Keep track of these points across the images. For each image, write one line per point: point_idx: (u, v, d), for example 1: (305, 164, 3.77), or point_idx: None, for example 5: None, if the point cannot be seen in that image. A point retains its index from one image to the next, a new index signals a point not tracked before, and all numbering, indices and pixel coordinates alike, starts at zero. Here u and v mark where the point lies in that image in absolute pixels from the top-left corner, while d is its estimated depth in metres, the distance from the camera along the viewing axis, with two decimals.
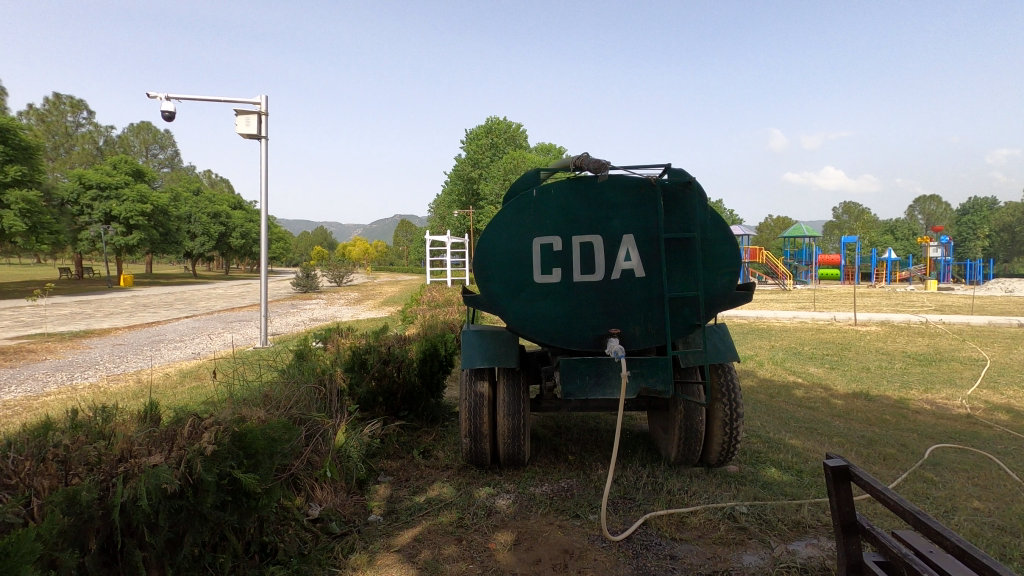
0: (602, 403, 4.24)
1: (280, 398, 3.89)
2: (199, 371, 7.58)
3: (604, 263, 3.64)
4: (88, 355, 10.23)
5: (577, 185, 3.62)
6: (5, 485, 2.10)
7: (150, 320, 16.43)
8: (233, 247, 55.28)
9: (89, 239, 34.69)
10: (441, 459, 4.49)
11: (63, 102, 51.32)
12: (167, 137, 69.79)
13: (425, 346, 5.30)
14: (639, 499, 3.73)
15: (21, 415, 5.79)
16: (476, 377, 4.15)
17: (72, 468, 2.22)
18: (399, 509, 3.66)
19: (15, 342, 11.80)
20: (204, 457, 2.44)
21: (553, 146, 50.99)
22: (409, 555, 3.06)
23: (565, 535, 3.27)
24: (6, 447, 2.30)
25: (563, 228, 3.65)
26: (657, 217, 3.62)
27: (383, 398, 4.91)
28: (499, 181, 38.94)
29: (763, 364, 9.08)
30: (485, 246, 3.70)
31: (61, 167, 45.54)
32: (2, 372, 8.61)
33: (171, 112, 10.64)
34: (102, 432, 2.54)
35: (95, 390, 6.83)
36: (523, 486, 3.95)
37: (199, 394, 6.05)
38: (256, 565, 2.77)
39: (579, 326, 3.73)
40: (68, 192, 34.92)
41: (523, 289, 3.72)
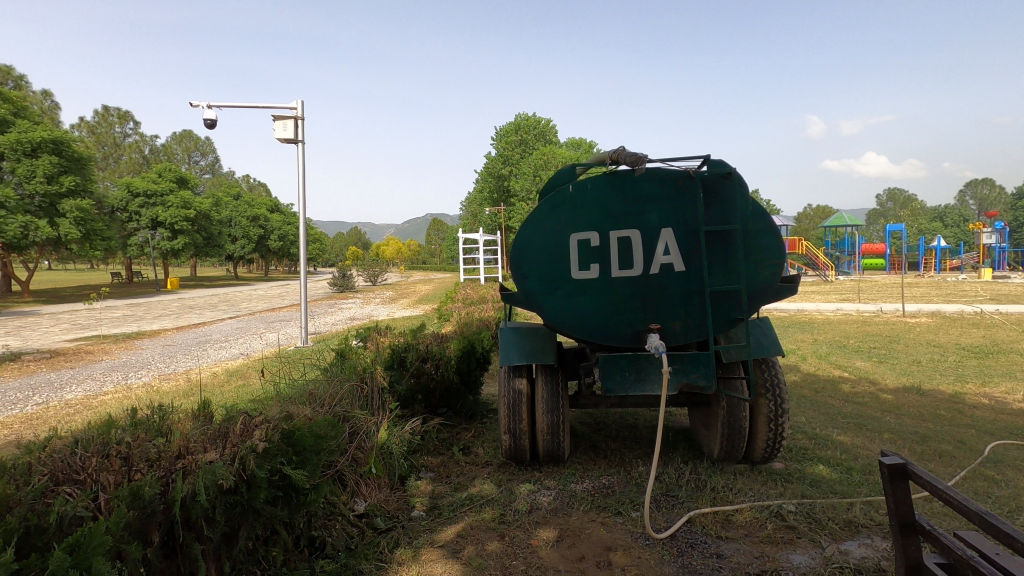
0: (641, 399, 4.19)
1: (324, 396, 3.97)
2: (245, 370, 7.85)
3: (642, 259, 3.59)
4: (141, 355, 10.72)
5: (614, 180, 3.57)
6: (74, 480, 2.20)
7: (196, 320, 17.08)
8: (272, 249, 56.88)
9: (138, 244, 36.24)
10: (481, 456, 4.53)
11: (111, 113, 53.30)
12: (207, 144, 72.15)
13: (462, 344, 5.35)
14: (681, 496, 3.68)
15: (83, 413, 6.10)
16: (515, 373, 4.16)
17: (134, 464, 2.31)
18: (442, 505, 3.71)
19: (73, 343, 12.40)
20: (256, 453, 2.52)
21: (583, 141, 50.67)
22: (454, 551, 3.10)
23: (608, 533, 3.25)
24: (72, 444, 2.41)
25: (600, 224, 3.62)
26: (696, 210, 3.55)
27: (422, 396, 4.96)
28: (530, 178, 38.89)
29: (806, 358, 8.83)
30: (521, 244, 3.71)
31: (112, 177, 47.70)
32: (63, 372, 9.08)
33: (213, 120, 11.02)
34: (161, 429, 2.64)
35: (149, 389, 7.17)
36: (563, 483, 3.94)
37: (246, 393, 6.25)
38: (306, 559, 2.85)
39: (617, 321, 3.69)
40: (118, 200, 36.62)
41: (560, 285, 3.70)
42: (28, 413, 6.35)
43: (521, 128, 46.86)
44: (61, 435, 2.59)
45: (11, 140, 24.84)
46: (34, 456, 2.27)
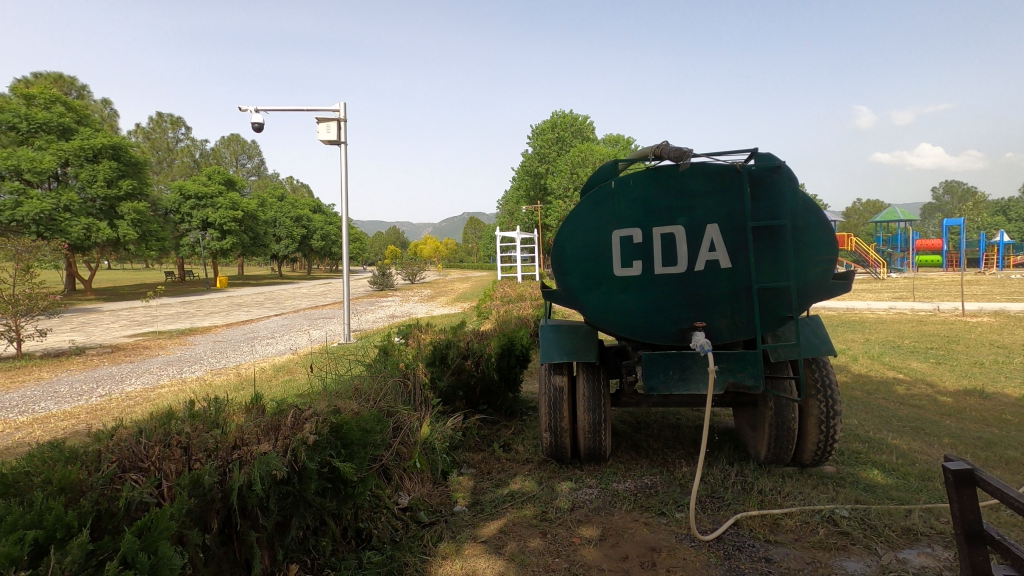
0: (684, 399, 4.12)
1: (369, 391, 4.04)
2: (291, 366, 8.09)
3: (686, 255, 3.52)
4: (193, 350, 11.18)
5: (656, 175, 3.52)
6: (140, 467, 2.30)
7: (244, 318, 17.72)
8: (314, 248, 58.45)
9: (190, 245, 37.80)
10: (521, 453, 4.54)
11: (164, 119, 55.53)
12: (254, 147, 74.64)
13: (502, 341, 5.38)
14: (727, 498, 3.60)
15: (142, 405, 6.41)
16: (555, 370, 4.14)
17: (194, 454, 2.41)
18: (483, 500, 3.75)
19: (132, 339, 13.05)
20: (307, 445, 2.59)
21: (621, 137, 50.19)
22: (496, 547, 3.12)
23: (651, 533, 3.21)
24: (137, 433, 2.53)
25: (643, 220, 3.56)
26: (743, 205, 3.46)
27: (463, 392, 5.02)
28: (567, 175, 38.69)
29: (857, 358, 8.48)
30: (562, 242, 3.69)
31: (166, 180, 50.00)
32: (124, 366, 9.57)
33: (260, 123, 11.41)
34: (217, 421, 2.75)
35: (202, 383, 7.48)
36: (605, 482, 3.91)
37: (293, 387, 6.44)
38: (352, 549, 2.92)
39: (660, 319, 3.63)
40: (171, 203, 38.33)
41: (602, 283, 3.67)
42: (93, 404, 6.71)
43: (558, 125, 46.62)
44: (126, 425, 2.73)
45: (75, 147, 26.26)
46: (103, 445, 2.40)
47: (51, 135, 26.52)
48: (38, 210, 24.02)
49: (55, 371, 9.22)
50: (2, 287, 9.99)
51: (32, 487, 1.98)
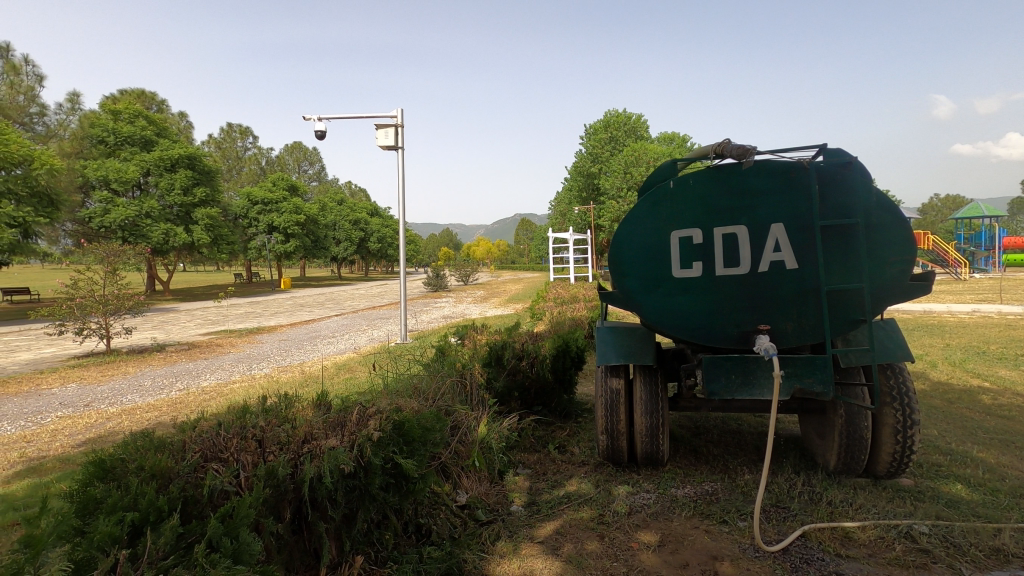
0: (746, 404, 3.99)
1: (427, 389, 4.11)
2: (352, 364, 8.41)
3: (749, 256, 3.41)
4: (262, 348, 11.79)
5: (717, 175, 3.43)
6: (219, 458, 2.44)
7: (307, 317, 18.51)
8: (371, 250, 60.47)
9: (257, 248, 39.88)
10: (577, 455, 4.53)
11: (234, 129, 58.48)
12: (315, 154, 77.78)
13: (557, 342, 5.38)
14: (793, 507, 3.47)
15: (218, 399, 6.84)
16: (612, 372, 4.10)
17: (267, 447, 2.53)
18: (540, 501, 3.76)
19: (207, 337, 13.92)
20: (371, 441, 2.68)
21: (676, 135, 49.18)
22: (553, 547, 3.13)
23: (713, 541, 3.13)
24: (217, 425, 2.69)
25: (703, 220, 3.48)
26: (810, 204, 3.32)
27: (518, 393, 5.07)
28: (621, 175, 38.18)
29: (936, 365, 7.93)
30: (619, 243, 3.65)
31: (236, 187, 53.00)
32: (199, 362, 10.21)
33: (323, 131, 11.90)
34: (288, 416, 2.88)
35: (270, 379, 7.89)
36: (663, 487, 3.84)
37: (354, 385, 6.69)
38: (413, 544, 3.00)
39: (721, 321, 3.54)
40: (240, 208, 40.54)
41: (660, 284, 3.62)
42: (173, 397, 7.20)
43: (611, 125, 46.20)
44: (206, 417, 2.90)
45: (155, 158, 28.20)
46: (187, 435, 2.57)
47: (135, 147, 28.61)
48: (123, 217, 26.01)
49: (140, 366, 9.95)
50: (94, 287, 10.88)
51: (127, 473, 2.15)
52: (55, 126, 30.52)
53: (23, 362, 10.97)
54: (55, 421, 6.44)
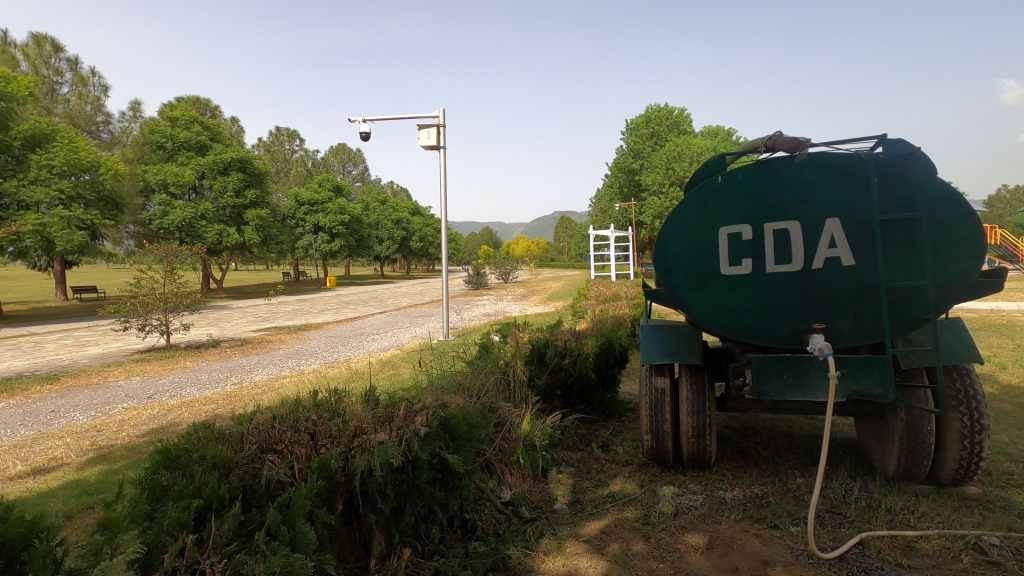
0: (798, 406, 3.86)
1: (472, 386, 4.15)
2: (396, 360, 8.59)
3: (802, 252, 3.30)
4: (309, 344, 12.17)
5: (768, 168, 3.33)
6: (275, 449, 2.52)
7: (352, 315, 18.97)
8: (413, 249, 61.46)
9: (304, 247, 41.11)
10: (621, 454, 4.48)
11: (282, 133, 60.26)
12: (359, 155, 79.45)
13: (600, 340, 5.32)
14: (849, 514, 3.33)
15: (270, 393, 7.12)
16: (656, 371, 4.03)
17: (319, 440, 2.61)
18: (584, 500, 3.74)
19: (258, 333, 14.48)
20: (419, 436, 2.74)
21: (720, 129, 47.93)
22: (598, 547, 3.11)
23: (764, 546, 3.04)
24: (271, 418, 2.79)
25: (753, 216, 3.38)
26: (868, 198, 3.17)
27: (561, 391, 5.07)
28: (663, 170, 37.48)
29: (1006, 367, 7.45)
30: (665, 239, 3.59)
31: (284, 189, 54.76)
32: (252, 358, 10.64)
33: (367, 133, 12.14)
34: (337, 410, 2.96)
35: (318, 375, 8.14)
36: (711, 489, 3.76)
37: (399, 381, 6.82)
38: (459, 539, 3.05)
39: (773, 320, 3.44)
40: (288, 209, 41.91)
41: (707, 281, 3.53)
42: (228, 391, 7.53)
43: (653, 120, 45.40)
44: (261, 409, 3.00)
45: (210, 162, 29.43)
46: (245, 427, 2.67)
47: (190, 151, 29.91)
48: (180, 219, 27.33)
49: (197, 361, 10.45)
50: (155, 286, 11.48)
51: (191, 462, 2.26)
52: (118, 133, 32.25)
53: (93, 356, 11.69)
54: (121, 412, 6.83)
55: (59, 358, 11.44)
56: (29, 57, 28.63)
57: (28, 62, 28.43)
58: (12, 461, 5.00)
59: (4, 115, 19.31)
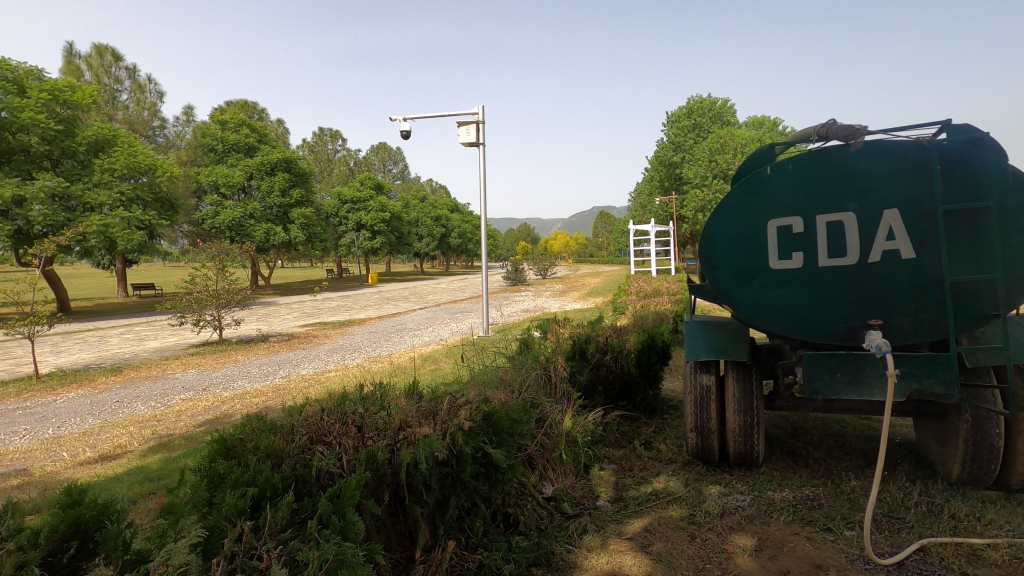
0: (852, 405, 3.70)
1: (513, 381, 4.17)
2: (437, 355, 8.70)
3: (857, 244, 3.16)
4: (353, 340, 12.46)
5: (820, 158, 3.21)
6: (324, 441, 2.59)
7: (393, 311, 19.31)
8: (452, 246, 62.05)
9: (346, 245, 42.06)
10: (664, 452, 4.40)
11: (325, 133, 61.76)
12: (399, 154, 80.68)
13: (643, 336, 5.24)
14: (908, 518, 3.19)
15: (316, 386, 7.34)
16: (702, 368, 3.95)
17: (366, 432, 2.66)
18: (627, 497, 3.71)
19: (304, 328, 14.92)
20: (463, 431, 2.77)
21: (766, 118, 46.47)
22: (642, 545, 3.08)
23: (816, 549, 2.94)
24: (320, 410, 2.87)
25: (804, 208, 3.26)
26: (930, 187, 3.01)
27: (603, 387, 5.03)
28: (706, 163, 36.61)
29: None
30: (710, 233, 3.51)
31: (327, 188, 56.12)
32: (299, 352, 10.99)
33: (407, 131, 12.30)
34: (383, 403, 3.02)
35: (362, 369, 8.33)
36: (758, 489, 3.66)
37: (440, 376, 6.91)
38: (502, 532, 3.07)
39: (826, 316, 3.30)
40: (332, 208, 42.97)
41: (755, 276, 3.43)
42: (278, 384, 7.81)
43: (695, 111, 44.42)
44: (310, 402, 3.09)
45: (257, 163, 30.46)
46: (295, 418, 2.75)
47: (239, 153, 31.01)
48: (230, 219, 28.49)
49: (248, 355, 10.86)
50: (208, 283, 11.99)
51: (245, 451, 2.35)
52: (173, 137, 33.72)
53: (152, 350, 12.31)
54: (178, 403, 7.17)
55: (122, 352, 12.10)
56: (93, 67, 30.20)
57: (91, 72, 30.00)
58: (82, 448, 5.32)
59: (69, 122, 20.51)
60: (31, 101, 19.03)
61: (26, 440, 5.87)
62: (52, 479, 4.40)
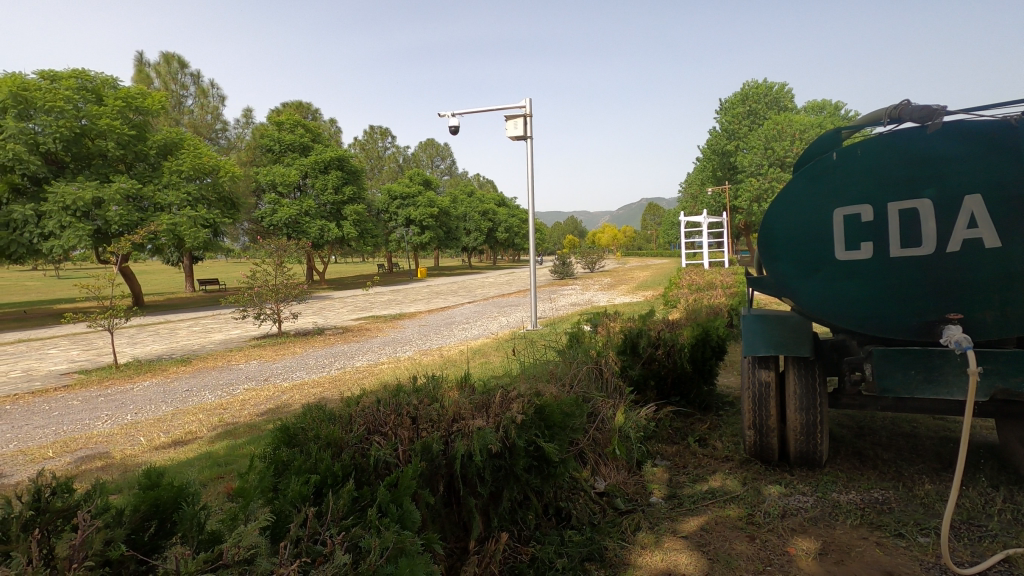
0: (927, 405, 3.48)
1: (564, 375, 4.14)
2: (486, 349, 8.77)
3: (934, 234, 2.96)
4: (404, 333, 12.73)
5: (892, 141, 3.02)
6: (381, 431, 2.64)
7: (443, 304, 19.62)
8: (499, 240, 62.35)
9: (397, 240, 42.94)
10: (720, 450, 4.28)
11: (375, 131, 63.16)
12: (446, 149, 81.60)
13: (696, 330, 5.07)
14: (990, 526, 2.98)
15: (370, 378, 7.56)
16: (760, 364, 3.80)
17: (420, 424, 2.71)
18: (682, 495, 3.63)
19: (357, 322, 15.38)
20: (516, 424, 2.78)
21: (827, 103, 44.26)
22: (699, 544, 3.00)
23: (886, 555, 2.79)
24: (376, 401, 2.94)
25: (873, 195, 3.08)
26: (1018, 169, 2.78)
27: (655, 382, 4.94)
28: (762, 151, 35.22)
29: None
30: (770, 223, 3.37)
31: (378, 185, 57.39)
32: (353, 345, 11.33)
33: (456, 126, 12.39)
34: (435, 396, 3.05)
35: (413, 361, 8.52)
36: (822, 490, 3.50)
37: (490, 368, 6.98)
38: (555, 526, 3.07)
39: (898, 309, 3.11)
40: (382, 204, 43.94)
41: (819, 268, 3.27)
42: (333, 375, 8.08)
43: (750, 97, 42.84)
44: (366, 393, 3.17)
45: (312, 162, 31.47)
46: (352, 409, 2.83)
47: (295, 152, 32.12)
48: (287, 216, 29.69)
49: (306, 347, 11.30)
50: (268, 278, 12.51)
51: (307, 440, 2.44)
52: (234, 139, 35.35)
53: (218, 341, 12.98)
54: (242, 392, 7.55)
55: (191, 343, 12.83)
56: (161, 75, 31.91)
57: (160, 79, 31.73)
58: (156, 433, 5.67)
59: (141, 127, 21.87)
60: (108, 108, 20.37)
61: (108, 424, 6.32)
62: (132, 462, 4.73)
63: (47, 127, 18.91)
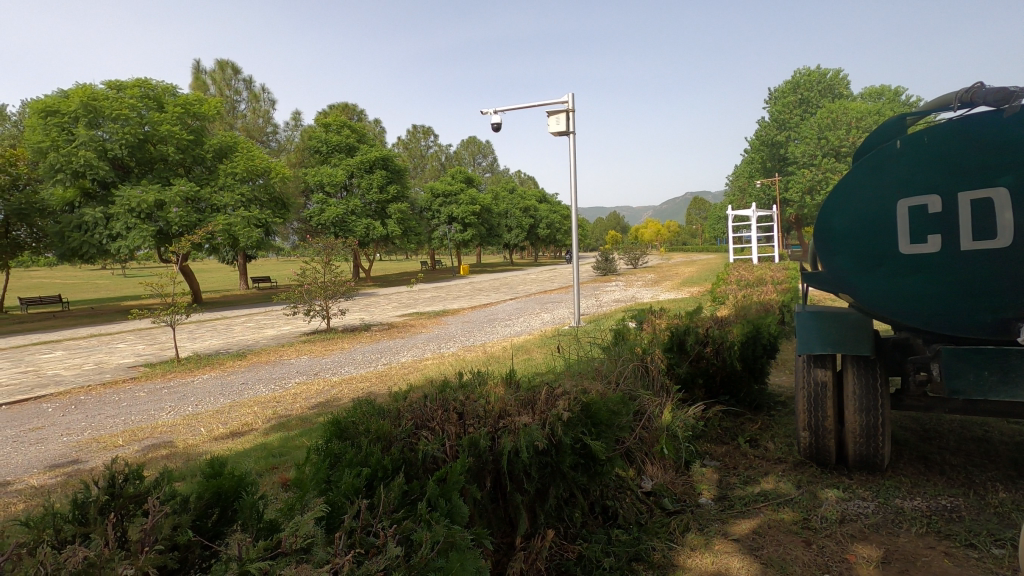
0: (998, 408, 3.27)
1: (609, 372, 4.09)
2: (529, 345, 8.79)
3: (1011, 225, 2.75)
4: (447, 329, 12.90)
5: (962, 126, 2.84)
6: (428, 426, 2.67)
7: (485, 301, 19.71)
8: (541, 236, 62.22)
9: (439, 238, 43.47)
10: (772, 451, 4.15)
11: (419, 131, 64.05)
12: (488, 146, 81.96)
13: (747, 328, 4.91)
14: None
15: (415, 373, 7.69)
16: (816, 363, 3.65)
17: (467, 420, 2.73)
18: (732, 497, 3.54)
19: (402, 318, 15.65)
20: (562, 421, 2.77)
21: (886, 89, 42.08)
22: (751, 547, 2.92)
23: (956, 566, 2.63)
24: (423, 396, 2.98)
25: (942, 184, 2.90)
26: None
27: (703, 380, 4.83)
28: (815, 140, 33.79)
29: None
30: (828, 214, 3.22)
31: (422, 184, 58.14)
32: (398, 341, 11.57)
33: (498, 123, 12.40)
34: (481, 392, 3.08)
35: (457, 357, 8.62)
36: (884, 496, 3.34)
37: (533, 365, 6.98)
38: (602, 525, 3.04)
39: (968, 305, 2.93)
40: (425, 202, 44.52)
41: (882, 262, 3.10)
42: (379, 371, 8.27)
43: (801, 85, 41.23)
44: (413, 388, 3.23)
45: (357, 162, 32.18)
46: (401, 404, 2.88)
47: (341, 153, 32.90)
48: (334, 216, 30.51)
49: (353, 343, 11.60)
50: (317, 276, 12.89)
51: (357, 434, 2.50)
52: (284, 141, 36.59)
53: (270, 337, 13.48)
54: (294, 386, 7.82)
55: (246, 339, 13.37)
56: (216, 81, 33.36)
57: (216, 86, 33.18)
58: (215, 424, 5.94)
59: (199, 132, 22.96)
60: (168, 115, 21.44)
61: (172, 415, 6.68)
62: (194, 451, 4.97)
63: (114, 134, 20.16)
